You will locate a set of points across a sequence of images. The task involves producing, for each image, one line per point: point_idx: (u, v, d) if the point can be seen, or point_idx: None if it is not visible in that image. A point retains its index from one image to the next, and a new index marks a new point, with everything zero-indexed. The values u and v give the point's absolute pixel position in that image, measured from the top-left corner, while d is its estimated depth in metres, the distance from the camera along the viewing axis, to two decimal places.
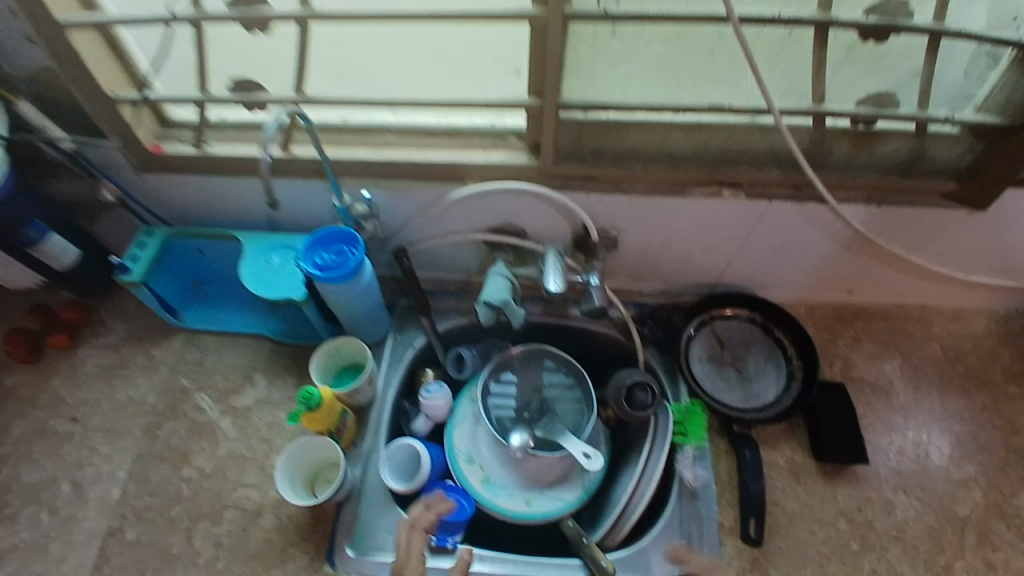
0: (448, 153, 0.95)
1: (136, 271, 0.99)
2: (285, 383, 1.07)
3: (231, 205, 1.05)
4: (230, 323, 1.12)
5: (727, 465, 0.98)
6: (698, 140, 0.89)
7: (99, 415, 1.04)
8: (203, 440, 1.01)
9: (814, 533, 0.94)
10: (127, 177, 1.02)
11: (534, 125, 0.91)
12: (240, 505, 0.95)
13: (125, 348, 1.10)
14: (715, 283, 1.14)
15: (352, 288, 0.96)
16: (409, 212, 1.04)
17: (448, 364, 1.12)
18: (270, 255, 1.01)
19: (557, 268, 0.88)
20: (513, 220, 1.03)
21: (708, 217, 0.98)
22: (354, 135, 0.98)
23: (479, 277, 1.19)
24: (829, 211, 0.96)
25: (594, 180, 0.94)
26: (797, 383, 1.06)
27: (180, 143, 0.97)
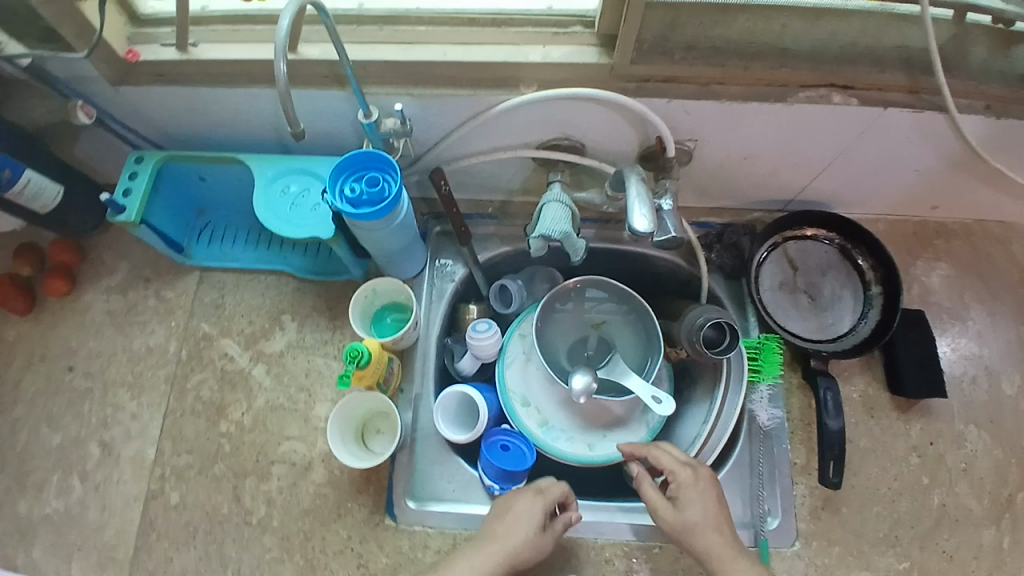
0: (497, 51, 0.77)
1: (131, 208, 0.87)
2: (317, 324, 0.97)
3: (228, 119, 0.88)
4: (246, 259, 1.01)
5: (799, 400, 0.95)
6: (823, 30, 0.74)
7: (116, 368, 0.98)
8: (236, 391, 0.95)
9: (886, 470, 0.94)
10: (103, 93, 0.84)
11: (611, 12, 0.72)
12: (288, 459, 0.91)
13: (132, 290, 1.02)
14: (792, 198, 1.02)
15: (390, 223, 0.82)
16: (447, 125, 0.86)
17: (491, 297, 1.02)
18: (287, 185, 0.87)
19: (642, 200, 0.73)
20: (574, 130, 0.86)
21: (799, 130, 0.84)
22: (374, 26, 0.79)
23: (521, 198, 1.05)
24: (947, 122, 0.81)
25: (677, 83, 0.77)
26: (874, 310, 0.98)
27: (161, 46, 0.80)
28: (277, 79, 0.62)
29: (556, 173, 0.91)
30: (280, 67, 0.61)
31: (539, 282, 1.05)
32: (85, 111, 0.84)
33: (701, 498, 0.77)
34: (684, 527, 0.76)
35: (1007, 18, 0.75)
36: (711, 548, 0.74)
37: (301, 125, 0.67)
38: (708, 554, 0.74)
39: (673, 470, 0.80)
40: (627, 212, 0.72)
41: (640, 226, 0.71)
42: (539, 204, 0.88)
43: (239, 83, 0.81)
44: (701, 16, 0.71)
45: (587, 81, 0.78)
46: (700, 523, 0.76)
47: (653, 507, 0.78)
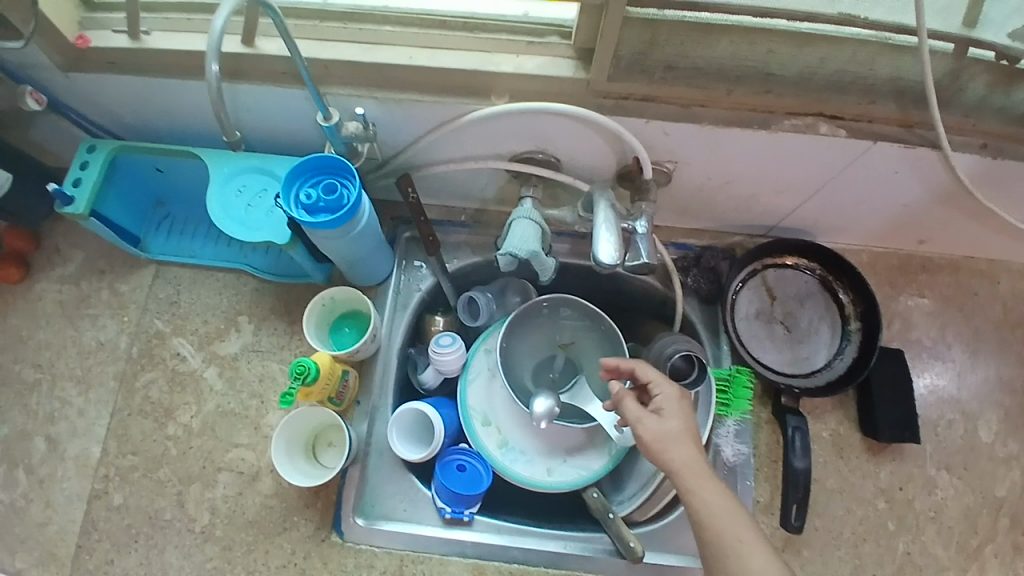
0: (466, 57, 0.73)
1: (80, 200, 0.83)
2: (274, 329, 0.94)
3: (187, 110, 0.84)
4: (204, 255, 0.97)
5: (766, 436, 0.92)
6: (812, 57, 0.69)
7: (65, 361, 0.95)
8: (186, 394, 0.91)
9: (851, 512, 0.91)
10: (53, 78, 0.80)
11: (588, 26, 0.68)
12: (235, 468, 0.87)
13: (85, 280, 0.98)
14: (774, 224, 0.98)
15: (347, 234, 0.79)
16: (416, 131, 0.81)
17: (460, 310, 0.97)
18: (243, 184, 0.83)
19: (609, 226, 0.71)
20: (548, 144, 0.82)
21: (781, 158, 0.80)
22: (338, 23, 0.74)
23: (495, 207, 1.01)
24: (938, 159, 0.78)
25: (656, 102, 0.73)
26: (851, 345, 0.95)
27: (112, 33, 0.76)
28: (207, 77, 0.60)
29: (527, 188, 0.87)
30: (211, 70, 0.59)
31: (510, 294, 1.01)
32: (36, 97, 0.80)
33: (681, 411, 0.67)
34: (663, 437, 0.64)
35: (1011, 55, 0.71)
36: (685, 461, 0.62)
37: (238, 133, 0.70)
38: (680, 470, 0.62)
39: (656, 385, 0.70)
40: (592, 238, 0.70)
41: (604, 256, 0.68)
42: (509, 219, 0.85)
43: (193, 77, 0.77)
44: (681, 35, 0.67)
45: (560, 95, 0.74)
46: (679, 433, 0.64)
47: (633, 420, 0.67)
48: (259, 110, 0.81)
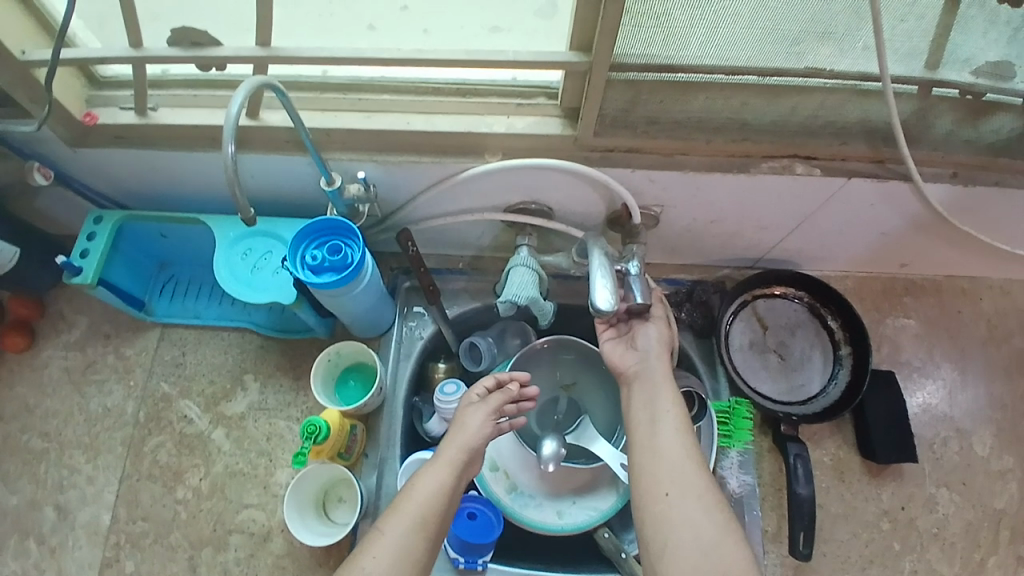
0: (459, 121, 0.77)
1: (87, 269, 0.85)
2: (279, 385, 0.95)
3: (191, 178, 0.87)
4: (208, 316, 0.99)
5: (770, 465, 0.94)
6: (784, 106, 0.72)
7: (72, 428, 0.95)
8: (194, 456, 0.92)
9: (857, 536, 0.92)
10: (61, 154, 0.83)
11: (575, 88, 0.72)
12: (246, 529, 0.88)
13: (90, 346, 1.00)
14: (761, 256, 1.02)
15: (353, 291, 0.81)
16: (414, 188, 0.85)
17: (461, 355, 0.99)
18: (248, 247, 0.85)
19: (604, 273, 0.73)
20: (540, 195, 0.86)
21: (763, 198, 0.84)
22: (338, 94, 0.78)
23: (491, 253, 1.05)
24: (910, 191, 0.82)
25: (641, 153, 0.78)
26: (843, 370, 0.98)
27: (120, 109, 0.79)
28: (224, 160, 0.60)
29: (523, 237, 0.90)
30: (229, 150, 0.60)
31: (510, 337, 1.04)
32: (43, 172, 0.82)
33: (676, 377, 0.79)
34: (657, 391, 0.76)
35: (976, 90, 0.74)
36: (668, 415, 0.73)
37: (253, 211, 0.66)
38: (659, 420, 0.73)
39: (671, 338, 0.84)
40: (589, 286, 0.72)
41: (602, 303, 0.71)
42: (507, 267, 0.88)
43: (199, 148, 0.80)
44: (659, 93, 0.70)
45: (551, 151, 0.78)
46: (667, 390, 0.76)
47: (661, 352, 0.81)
48: (263, 176, 0.84)
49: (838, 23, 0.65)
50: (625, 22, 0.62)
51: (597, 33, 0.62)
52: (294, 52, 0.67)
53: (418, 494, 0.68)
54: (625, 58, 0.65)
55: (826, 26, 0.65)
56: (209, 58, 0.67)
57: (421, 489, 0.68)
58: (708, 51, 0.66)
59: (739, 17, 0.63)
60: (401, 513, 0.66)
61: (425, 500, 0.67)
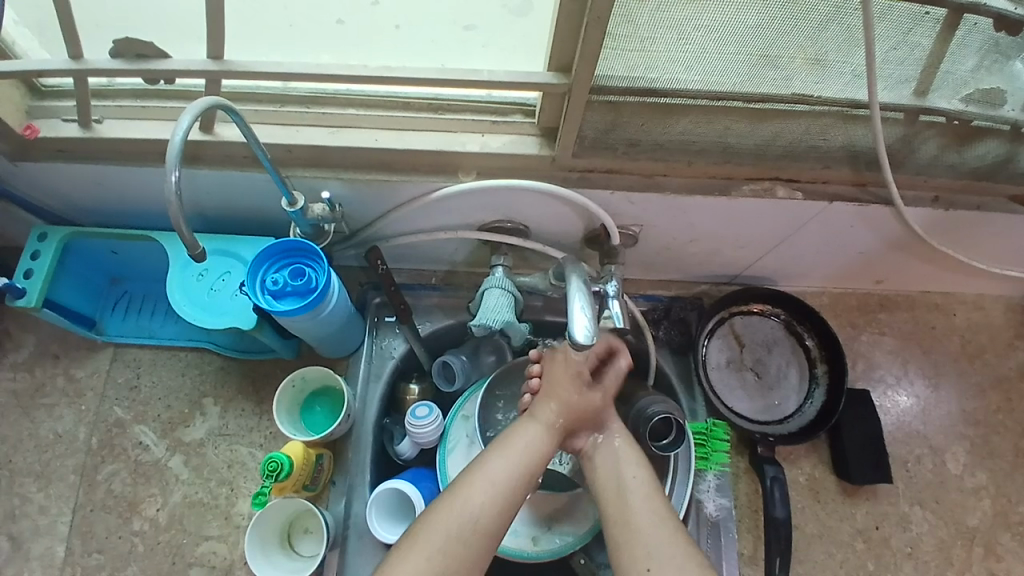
0: (431, 138, 0.73)
1: (32, 291, 0.79)
2: (242, 409, 0.90)
3: (143, 193, 0.81)
4: (164, 335, 0.94)
5: (746, 486, 0.93)
6: (768, 131, 0.70)
7: (23, 455, 0.89)
8: (151, 485, 0.87)
9: (832, 556, 0.92)
10: (0, 168, 0.76)
11: (553, 108, 0.68)
12: (206, 562, 0.83)
13: (39, 367, 0.93)
14: (739, 273, 1.00)
15: (316, 316, 0.77)
16: (383, 207, 0.81)
17: (435, 374, 0.96)
18: (203, 268, 0.80)
19: (584, 301, 0.69)
20: (515, 214, 0.82)
21: (743, 219, 0.82)
22: (301, 107, 0.73)
23: (466, 268, 1.01)
24: (890, 214, 0.81)
25: (621, 174, 0.75)
26: (820, 389, 0.97)
27: (62, 121, 0.73)
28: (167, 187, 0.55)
29: (499, 257, 0.86)
30: (171, 179, 0.54)
31: (484, 353, 1.01)
32: None
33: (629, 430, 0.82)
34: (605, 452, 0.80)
35: (963, 117, 0.72)
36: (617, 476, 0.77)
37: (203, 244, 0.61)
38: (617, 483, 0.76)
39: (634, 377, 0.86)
40: (567, 315, 0.68)
41: (581, 334, 0.66)
42: (481, 287, 0.85)
43: (149, 163, 0.74)
44: (641, 117, 0.67)
45: (526, 171, 0.74)
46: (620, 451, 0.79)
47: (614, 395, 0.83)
48: (221, 192, 0.79)
49: (829, 49, 0.63)
50: (607, 45, 0.59)
51: (578, 55, 0.59)
52: (251, 66, 0.63)
53: (520, 445, 0.75)
54: (605, 81, 0.62)
55: (815, 52, 0.63)
56: (152, 71, 0.62)
57: (519, 442, 0.75)
58: (694, 74, 0.63)
59: (726, 41, 0.60)
60: (500, 461, 0.73)
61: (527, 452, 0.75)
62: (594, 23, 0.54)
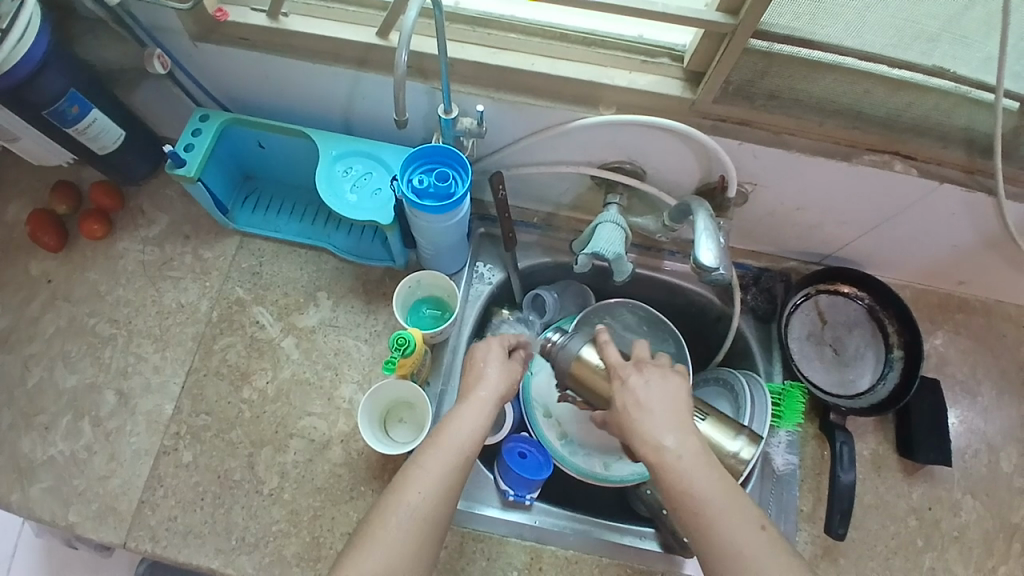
0: (583, 70, 0.79)
1: (191, 163, 0.87)
2: (351, 305, 0.98)
3: (302, 91, 0.89)
4: (288, 231, 1.02)
5: (813, 450, 0.96)
6: (901, 100, 0.76)
7: (143, 319, 0.98)
8: (263, 359, 0.95)
9: (885, 528, 0.95)
10: (182, 47, 0.85)
11: (705, 51, 0.74)
12: (307, 435, 0.91)
13: (169, 244, 1.02)
14: (828, 254, 1.04)
15: (448, 220, 0.84)
16: (516, 132, 0.88)
17: (526, 306, 1.04)
18: (350, 166, 0.89)
19: (710, 234, 0.78)
20: (637, 157, 0.88)
21: (856, 189, 0.86)
22: (467, 27, 0.80)
23: (568, 213, 1.05)
24: (996, 204, 0.84)
25: (751, 127, 0.80)
26: (894, 373, 0.99)
27: (251, 10, 0.81)
28: (396, 66, 0.66)
29: (613, 196, 0.92)
30: (401, 57, 0.65)
31: (570, 296, 1.07)
32: (161, 61, 0.84)
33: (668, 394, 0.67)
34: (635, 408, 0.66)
35: None
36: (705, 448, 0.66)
37: (404, 116, 0.71)
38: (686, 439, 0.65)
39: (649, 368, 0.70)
40: (694, 243, 0.77)
41: (707, 260, 0.75)
42: (594, 222, 0.90)
43: (325, 62, 0.82)
44: (788, 69, 0.73)
45: (664, 112, 0.80)
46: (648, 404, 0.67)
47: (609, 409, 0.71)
48: (377, 100, 0.87)
49: (972, 27, 0.69)
50: None
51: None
52: None
53: (453, 437, 0.66)
54: (769, 28, 0.68)
55: (957, 29, 0.69)
56: None
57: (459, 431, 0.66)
58: (848, 32, 0.69)
59: (887, 5, 0.67)
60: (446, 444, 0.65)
61: (462, 441, 0.65)
62: None
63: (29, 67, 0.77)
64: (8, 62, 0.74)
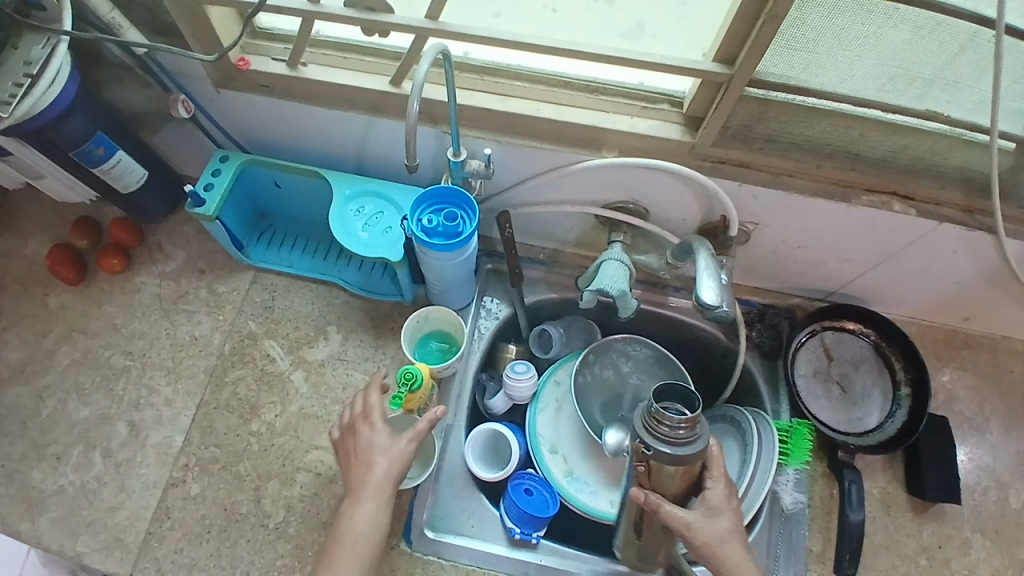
0: (586, 115, 0.82)
1: (210, 202, 0.91)
2: (359, 340, 1.00)
3: (318, 134, 0.93)
4: (300, 266, 1.04)
5: (821, 488, 0.95)
6: (895, 143, 0.78)
7: (157, 351, 1.00)
8: (272, 393, 0.96)
9: (897, 569, 0.93)
10: (206, 92, 0.90)
11: (704, 97, 0.77)
12: (314, 469, 0.91)
13: (184, 278, 1.05)
14: (831, 291, 1.05)
15: (456, 257, 0.86)
16: (522, 173, 0.91)
17: (531, 341, 1.05)
18: (362, 205, 0.92)
19: (711, 273, 0.79)
20: (640, 197, 0.90)
21: (855, 228, 0.88)
22: (476, 75, 0.84)
23: (573, 249, 1.07)
24: (995, 242, 0.86)
25: (750, 169, 0.82)
26: (901, 410, 0.99)
27: (272, 59, 0.85)
28: (407, 114, 0.69)
29: (616, 234, 0.94)
30: (412, 106, 0.68)
31: (576, 332, 1.08)
32: (185, 105, 0.88)
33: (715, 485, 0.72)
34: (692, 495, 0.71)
35: None
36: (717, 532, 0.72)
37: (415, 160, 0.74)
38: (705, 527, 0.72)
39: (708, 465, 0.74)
40: (695, 282, 0.78)
41: (708, 297, 0.77)
42: (598, 260, 0.92)
43: (341, 107, 0.86)
44: (784, 115, 0.75)
45: (664, 155, 0.83)
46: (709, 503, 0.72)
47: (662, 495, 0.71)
48: (390, 143, 0.91)
49: (961, 75, 0.72)
50: (775, 42, 0.68)
51: (745, 49, 0.67)
52: (458, 27, 0.74)
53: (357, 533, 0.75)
54: (764, 77, 0.71)
55: (948, 76, 0.72)
56: (378, 22, 0.75)
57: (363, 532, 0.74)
58: (841, 80, 0.72)
59: (879, 53, 0.70)
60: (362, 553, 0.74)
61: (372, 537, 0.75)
62: (771, 18, 0.62)
63: (61, 107, 0.82)
64: (37, 106, 0.78)
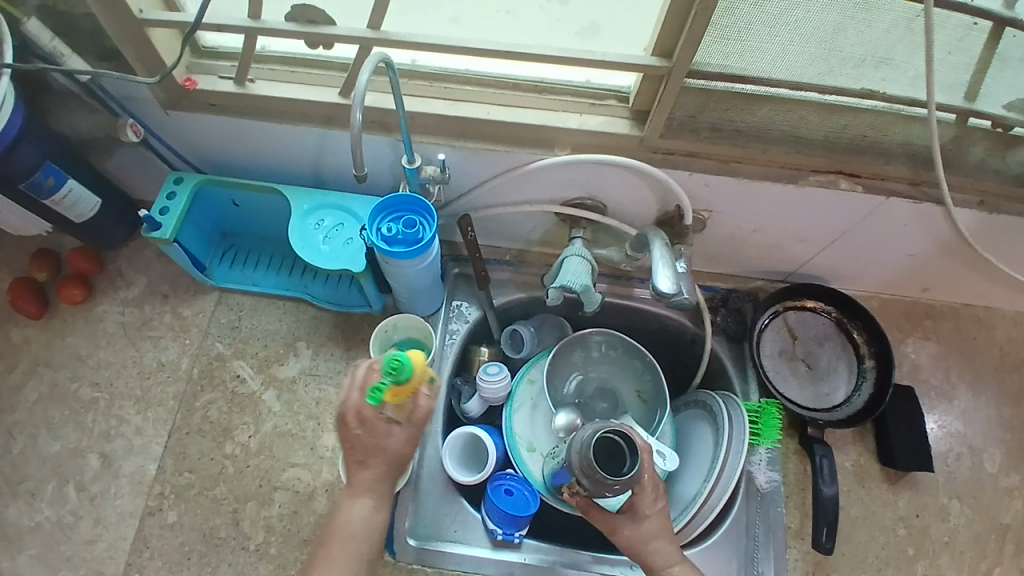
0: (536, 115, 0.83)
1: (167, 226, 0.90)
2: (330, 353, 0.99)
3: (272, 150, 0.93)
4: (265, 284, 1.04)
5: (795, 465, 0.97)
6: (836, 124, 0.80)
7: (125, 380, 0.99)
8: (245, 414, 0.95)
9: (874, 538, 0.95)
10: (155, 115, 0.89)
11: (649, 90, 0.78)
12: (291, 486, 0.91)
13: (148, 304, 1.04)
14: (793, 271, 1.07)
15: (418, 264, 0.86)
16: (479, 176, 0.91)
17: (503, 342, 1.05)
18: (321, 218, 0.92)
19: (666, 263, 0.80)
20: (596, 192, 0.92)
21: (807, 208, 0.89)
22: (425, 82, 0.84)
23: (538, 248, 1.08)
24: (943, 213, 0.88)
25: (700, 158, 0.84)
26: (867, 383, 1.01)
27: (219, 78, 0.84)
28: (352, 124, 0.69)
29: (577, 229, 0.95)
30: (355, 115, 0.68)
31: (548, 330, 1.09)
32: (134, 129, 0.87)
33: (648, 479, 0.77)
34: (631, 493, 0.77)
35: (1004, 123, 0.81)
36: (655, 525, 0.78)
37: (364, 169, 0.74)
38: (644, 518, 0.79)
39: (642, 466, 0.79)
40: (651, 272, 0.79)
41: (663, 286, 0.77)
42: (560, 257, 0.93)
43: (291, 121, 0.86)
44: (726, 102, 0.77)
45: (615, 149, 0.84)
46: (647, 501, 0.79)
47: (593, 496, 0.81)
48: (345, 155, 0.91)
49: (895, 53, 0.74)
50: (710, 32, 0.69)
51: (681, 40, 0.68)
52: (401, 36, 0.74)
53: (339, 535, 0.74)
54: (702, 66, 0.73)
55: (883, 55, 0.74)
56: (321, 36, 0.75)
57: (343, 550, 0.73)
58: (779, 65, 0.74)
59: (813, 37, 0.71)
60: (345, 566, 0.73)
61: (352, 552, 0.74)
62: (703, 10, 0.63)
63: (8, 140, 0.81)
64: None
